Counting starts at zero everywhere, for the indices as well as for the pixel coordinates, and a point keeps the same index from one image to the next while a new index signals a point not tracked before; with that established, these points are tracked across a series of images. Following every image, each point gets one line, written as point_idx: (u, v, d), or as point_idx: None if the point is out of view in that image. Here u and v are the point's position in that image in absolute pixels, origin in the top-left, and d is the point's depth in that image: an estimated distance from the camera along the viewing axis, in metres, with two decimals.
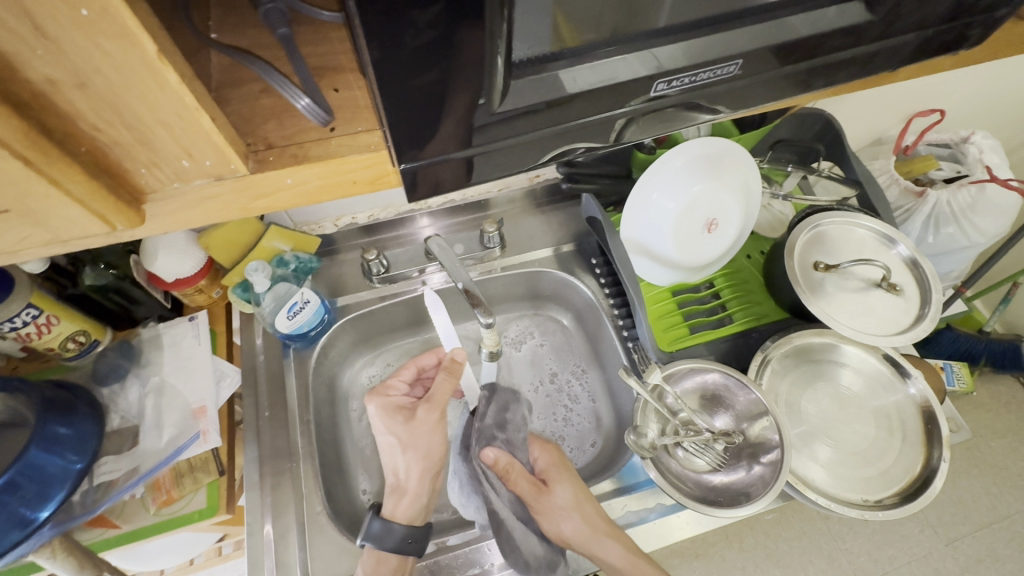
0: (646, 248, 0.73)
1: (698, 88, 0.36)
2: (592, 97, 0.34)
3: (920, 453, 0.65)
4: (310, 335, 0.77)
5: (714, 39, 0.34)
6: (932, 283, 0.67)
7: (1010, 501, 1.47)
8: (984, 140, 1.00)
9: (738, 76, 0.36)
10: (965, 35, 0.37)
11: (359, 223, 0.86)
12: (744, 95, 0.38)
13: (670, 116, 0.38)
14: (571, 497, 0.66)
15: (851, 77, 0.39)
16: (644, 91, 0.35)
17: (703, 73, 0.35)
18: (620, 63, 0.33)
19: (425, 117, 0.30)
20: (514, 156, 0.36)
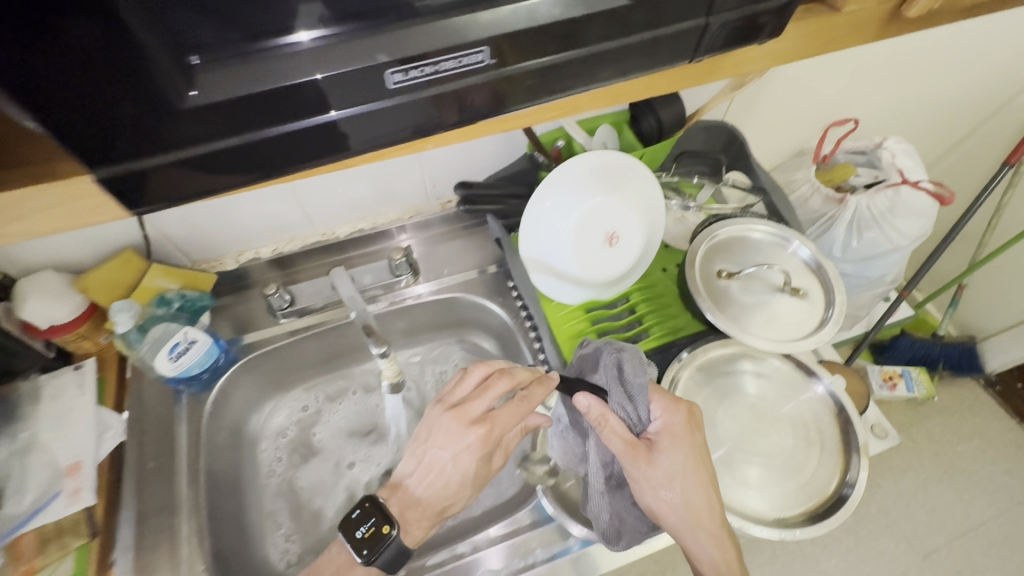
0: (549, 265, 0.71)
1: (446, 81, 0.32)
2: (320, 89, 0.31)
3: (838, 462, 0.63)
4: (204, 377, 0.72)
5: (450, 27, 0.31)
6: (836, 285, 0.66)
7: (985, 508, 1.43)
8: (896, 145, 1.02)
9: (490, 66, 0.32)
10: (756, 23, 0.35)
11: (264, 258, 0.80)
12: (525, 88, 0.35)
13: (436, 118, 0.34)
14: (674, 470, 0.56)
15: (638, 68, 0.36)
16: (379, 86, 0.31)
17: (448, 61, 0.31)
18: (338, 52, 0.30)
19: (112, 114, 0.27)
20: (244, 160, 0.33)
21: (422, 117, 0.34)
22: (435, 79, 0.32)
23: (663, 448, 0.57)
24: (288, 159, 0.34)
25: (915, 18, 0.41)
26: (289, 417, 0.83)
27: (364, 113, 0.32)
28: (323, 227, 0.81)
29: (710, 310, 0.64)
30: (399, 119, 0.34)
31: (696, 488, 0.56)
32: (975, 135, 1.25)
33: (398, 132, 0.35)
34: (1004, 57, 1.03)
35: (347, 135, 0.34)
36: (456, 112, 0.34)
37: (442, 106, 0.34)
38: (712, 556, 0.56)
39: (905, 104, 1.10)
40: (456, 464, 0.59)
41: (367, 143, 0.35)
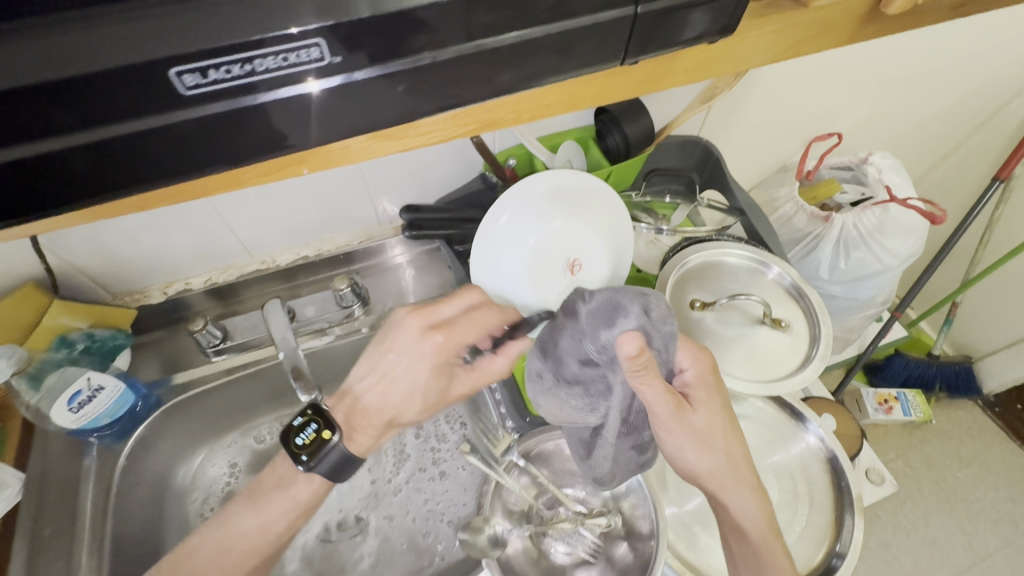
0: (504, 294, 0.64)
1: (265, 84, 0.26)
2: (81, 92, 0.24)
3: (830, 521, 0.55)
4: (118, 425, 0.64)
5: (260, 13, 0.24)
6: (821, 315, 0.60)
7: (988, 539, 1.35)
8: (883, 160, 0.97)
9: (329, 65, 0.26)
10: (694, 15, 0.28)
11: (195, 289, 0.73)
12: (383, 94, 0.28)
13: (264, 132, 0.28)
14: (709, 423, 0.48)
15: (551, 71, 0.29)
16: (165, 90, 0.25)
17: (264, 59, 0.25)
18: (101, 44, 0.23)
19: None
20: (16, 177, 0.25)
21: (244, 131, 0.27)
22: (249, 84, 0.26)
23: (694, 402, 0.48)
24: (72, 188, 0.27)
25: (895, 15, 0.35)
26: (225, 467, 0.75)
27: (161, 127, 0.26)
28: (262, 254, 0.74)
29: None
30: (207, 133, 0.27)
31: (729, 442, 0.49)
32: (963, 148, 1.20)
33: (220, 150, 0.28)
34: (992, 68, 0.98)
35: (147, 155, 0.27)
36: (289, 126, 0.28)
37: (269, 116, 0.27)
38: (755, 514, 0.49)
39: (890, 115, 1.04)
40: (407, 375, 0.52)
41: (182, 167, 0.28)
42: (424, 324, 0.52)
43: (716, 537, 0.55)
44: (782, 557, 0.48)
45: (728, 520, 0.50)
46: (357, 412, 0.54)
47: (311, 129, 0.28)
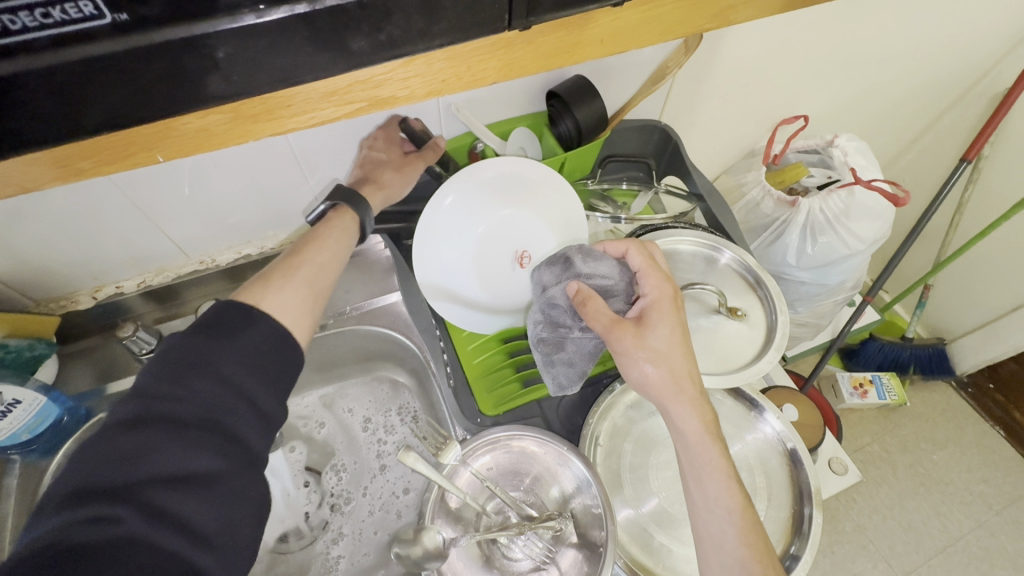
0: (448, 289, 0.61)
1: (24, 49, 0.19)
2: None
3: (787, 517, 0.53)
4: (39, 443, 0.60)
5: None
6: (778, 304, 0.57)
7: (961, 519, 1.36)
8: (848, 142, 0.95)
9: (129, 26, 0.20)
10: None
11: (128, 293, 0.69)
12: (205, 67, 0.22)
13: (39, 107, 0.21)
14: (665, 343, 0.47)
15: (425, 43, 0.25)
16: None
17: (12, 17, 0.18)
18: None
19: None
20: None
21: (18, 108, 0.21)
22: (4, 49, 0.19)
23: (652, 322, 0.48)
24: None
25: None
26: None
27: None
28: (198, 254, 0.70)
29: None
30: None
31: (680, 359, 0.47)
32: (934, 129, 1.19)
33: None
34: (960, 45, 0.96)
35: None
36: (74, 100, 0.21)
37: (42, 95, 0.21)
38: (694, 428, 0.46)
39: (858, 97, 1.02)
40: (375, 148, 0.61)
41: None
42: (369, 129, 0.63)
43: (671, 538, 0.53)
44: (722, 473, 0.46)
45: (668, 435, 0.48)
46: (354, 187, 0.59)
47: (107, 104, 0.22)
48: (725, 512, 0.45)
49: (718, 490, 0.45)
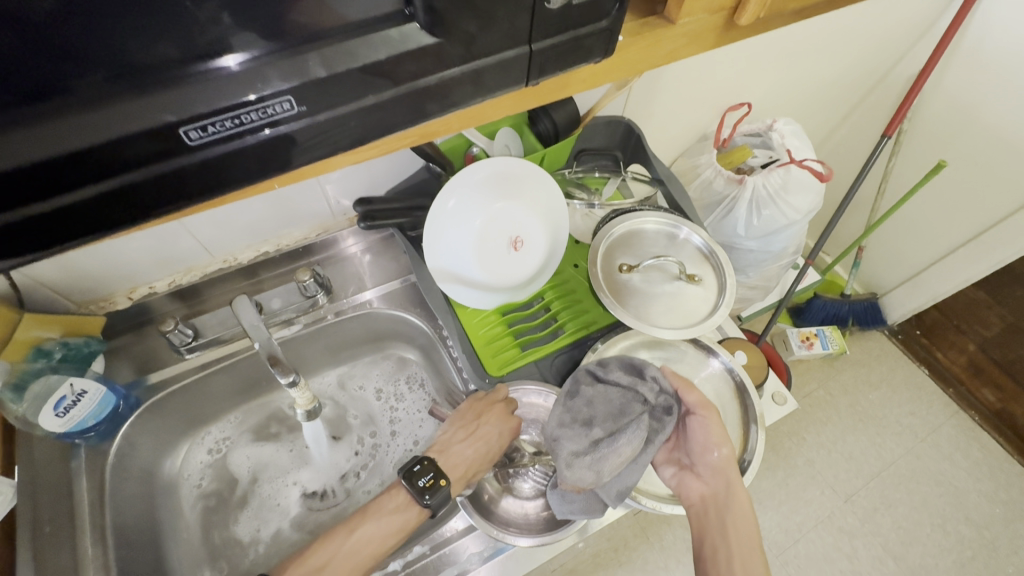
0: (456, 274, 0.71)
1: (244, 137, 0.29)
2: (107, 157, 0.27)
3: (738, 436, 0.67)
4: (100, 428, 0.68)
5: (244, 75, 0.27)
6: (726, 269, 0.71)
7: (893, 447, 1.58)
8: (785, 126, 1.09)
9: (304, 112, 0.30)
10: (585, 48, 0.34)
11: (160, 292, 0.76)
12: (342, 134, 0.32)
13: (239, 175, 0.31)
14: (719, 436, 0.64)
15: (472, 102, 0.34)
16: (173, 147, 0.28)
17: (246, 116, 0.28)
18: (106, 120, 0.26)
19: None
20: (39, 236, 0.28)
21: (231, 171, 0.30)
22: (237, 134, 0.29)
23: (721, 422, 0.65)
24: (72, 234, 0.29)
25: (746, 26, 0.44)
26: (205, 458, 0.80)
27: (155, 179, 0.28)
28: (222, 254, 0.78)
29: (612, 306, 0.66)
30: (208, 175, 0.30)
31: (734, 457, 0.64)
32: (860, 107, 1.35)
33: (200, 191, 0.31)
34: (875, 35, 1.11)
35: (139, 201, 0.29)
36: (266, 164, 0.31)
37: (248, 163, 0.30)
38: (744, 511, 0.62)
39: (791, 84, 1.16)
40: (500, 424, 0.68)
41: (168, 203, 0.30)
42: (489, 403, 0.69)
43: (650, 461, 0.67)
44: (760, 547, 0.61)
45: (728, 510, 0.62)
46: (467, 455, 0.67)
47: (281, 161, 0.31)
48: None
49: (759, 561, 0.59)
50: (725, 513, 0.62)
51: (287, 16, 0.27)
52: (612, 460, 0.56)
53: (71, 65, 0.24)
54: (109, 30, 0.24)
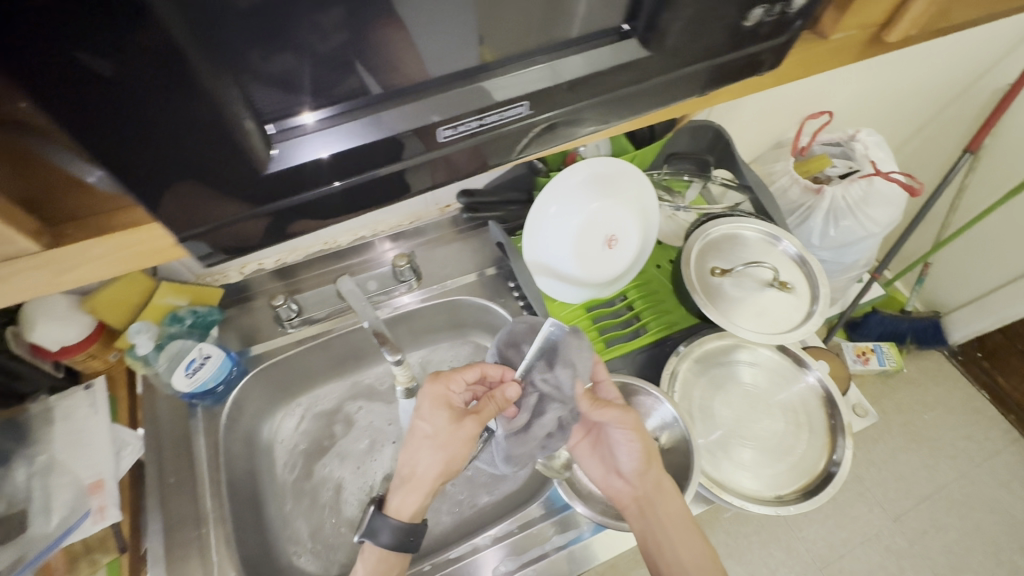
0: (550, 268, 0.74)
1: (375, 168, 0.34)
2: (383, 148, 0.33)
3: (825, 443, 0.68)
4: (219, 391, 0.73)
5: (468, 92, 0.32)
6: (820, 279, 0.71)
7: (946, 471, 1.53)
8: (868, 137, 1.08)
9: (528, 116, 0.35)
10: (759, 61, 0.37)
11: (268, 268, 0.82)
12: (471, 159, 0.37)
13: (368, 196, 0.36)
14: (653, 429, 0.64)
15: (652, 106, 0.39)
16: (430, 141, 0.34)
17: (492, 115, 0.34)
18: (390, 115, 0.32)
19: (224, 187, 0.30)
20: (314, 209, 0.35)
21: (456, 160, 0.36)
22: (478, 131, 0.34)
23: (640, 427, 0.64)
24: (337, 207, 0.36)
25: (894, 42, 0.45)
26: (296, 426, 0.83)
27: (408, 166, 0.35)
28: (325, 236, 0.83)
29: (704, 305, 0.68)
30: (442, 163, 0.36)
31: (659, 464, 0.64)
32: (936, 121, 1.32)
33: (322, 213, 0.36)
34: (967, 48, 1.09)
35: (389, 183, 0.36)
36: (485, 154, 0.37)
37: (473, 153, 0.36)
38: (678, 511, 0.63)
39: (873, 94, 1.15)
40: (432, 416, 0.58)
41: (407, 184, 0.37)
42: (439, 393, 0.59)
43: (737, 462, 0.67)
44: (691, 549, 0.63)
45: (661, 514, 0.63)
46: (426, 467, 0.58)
47: (492, 152, 0.37)
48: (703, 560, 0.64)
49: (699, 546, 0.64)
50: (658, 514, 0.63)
51: (493, 37, 0.31)
52: (526, 401, 0.59)
53: (376, 71, 0.30)
54: (416, 43, 0.29)
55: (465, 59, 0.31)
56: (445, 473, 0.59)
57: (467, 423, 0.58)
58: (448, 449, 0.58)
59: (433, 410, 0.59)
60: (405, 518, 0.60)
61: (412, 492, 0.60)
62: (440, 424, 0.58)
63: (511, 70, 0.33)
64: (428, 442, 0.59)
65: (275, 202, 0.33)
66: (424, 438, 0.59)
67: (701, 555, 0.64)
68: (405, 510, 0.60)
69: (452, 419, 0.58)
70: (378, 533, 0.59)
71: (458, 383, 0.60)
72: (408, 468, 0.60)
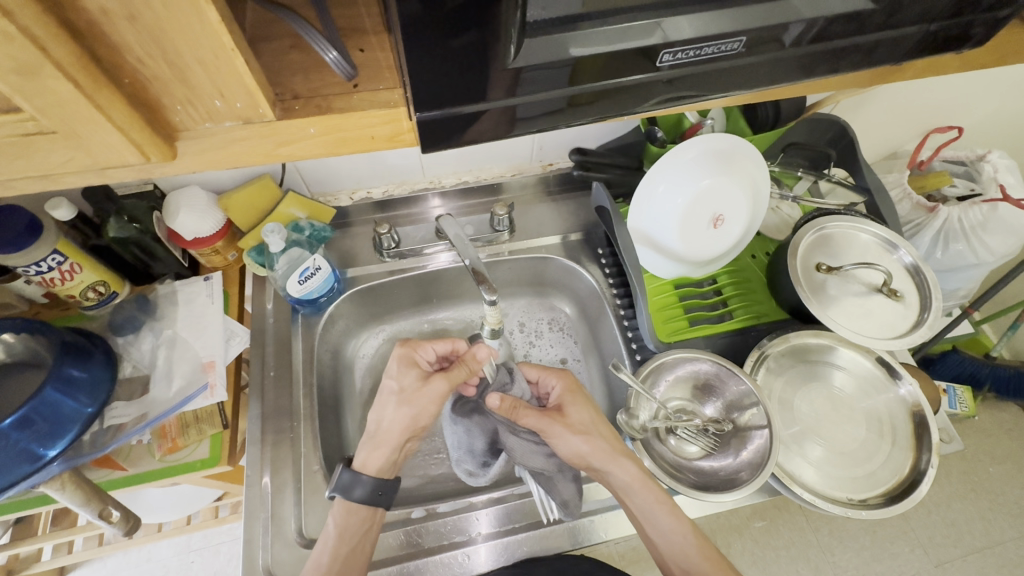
0: (651, 239, 0.75)
1: (582, 86, 0.35)
2: (604, 62, 0.34)
3: (908, 457, 0.66)
4: (319, 302, 0.79)
5: (698, 20, 0.34)
6: (934, 291, 0.68)
7: (1004, 527, 1.33)
8: (1000, 159, 0.99)
9: (740, 54, 0.36)
10: (968, 32, 0.38)
11: (374, 198, 0.86)
12: (560, 113, 0.37)
13: (495, 127, 0.37)
14: (587, 420, 0.66)
15: (852, 66, 0.39)
16: (646, 64, 0.35)
17: (709, 47, 0.35)
18: (625, 30, 0.33)
19: (460, 78, 0.32)
20: (512, 120, 0.37)
21: (649, 92, 0.37)
22: (686, 63, 0.36)
23: (569, 409, 0.67)
24: (533, 124, 0.38)
25: None
26: (378, 347, 0.89)
27: (610, 89, 0.36)
28: (432, 175, 0.86)
29: (806, 298, 0.67)
30: (639, 92, 0.37)
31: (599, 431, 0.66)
32: None
33: (468, 136, 0.37)
34: None
35: (586, 107, 0.37)
36: (681, 88, 0.38)
37: (671, 87, 0.37)
38: (633, 473, 0.64)
39: (1011, 114, 1.07)
40: (400, 374, 0.67)
41: (602, 114, 0.38)
42: (410, 356, 0.69)
43: (808, 458, 0.67)
44: (669, 511, 0.62)
45: (620, 488, 0.64)
46: (387, 420, 0.66)
47: (686, 91, 0.38)
48: (681, 537, 0.62)
49: (671, 522, 0.62)
50: (618, 485, 0.64)
51: None
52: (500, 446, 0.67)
53: None
54: None
55: (569, 5, 0.31)
56: (410, 424, 0.65)
57: (434, 381, 0.66)
58: (414, 403, 0.66)
59: (403, 371, 0.68)
60: (371, 473, 0.64)
61: (381, 447, 0.65)
62: (405, 380, 0.67)
63: (611, 24, 0.33)
64: (395, 396, 0.66)
65: (488, 103, 0.34)
66: (390, 395, 0.67)
67: (672, 530, 0.62)
68: (369, 467, 0.65)
69: (419, 378, 0.67)
70: (350, 490, 0.62)
71: (427, 351, 0.69)
72: (380, 426, 0.66)
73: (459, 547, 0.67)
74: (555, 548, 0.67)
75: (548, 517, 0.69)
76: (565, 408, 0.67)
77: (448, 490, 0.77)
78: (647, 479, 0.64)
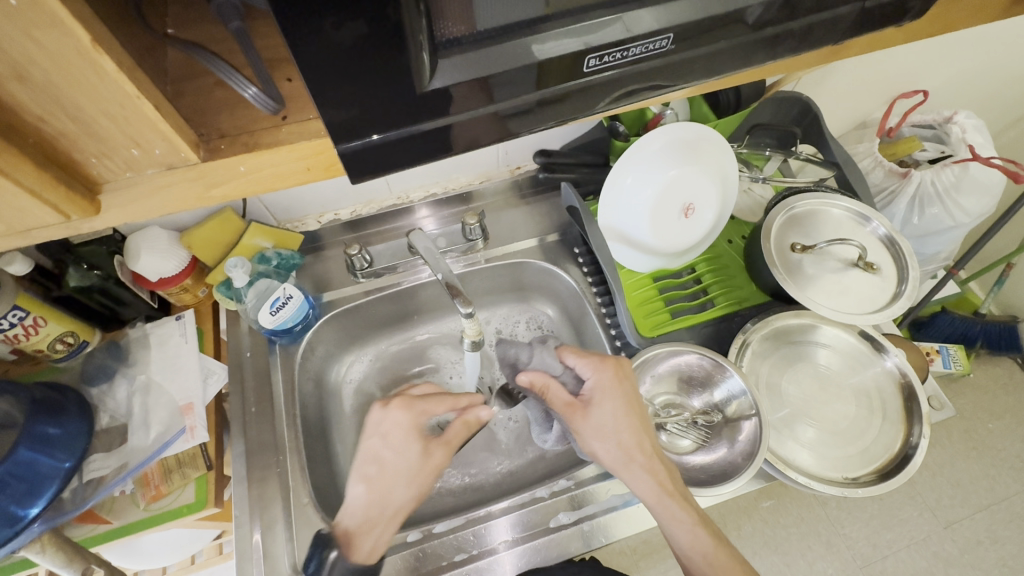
0: (623, 233, 0.74)
1: (517, 98, 0.34)
2: (533, 73, 0.33)
3: (899, 431, 0.66)
4: (295, 331, 0.77)
5: (618, 20, 0.33)
6: (910, 261, 0.68)
7: (1009, 481, 1.32)
8: (967, 119, 1.00)
9: (670, 51, 0.35)
10: (906, 7, 0.37)
11: (343, 219, 0.85)
12: (498, 128, 0.36)
13: (423, 153, 0.35)
14: (609, 422, 0.60)
15: (792, 52, 0.38)
16: (574, 70, 0.34)
17: (635, 48, 0.34)
18: (548, 36, 0.32)
19: (384, 105, 0.31)
20: (446, 139, 0.35)
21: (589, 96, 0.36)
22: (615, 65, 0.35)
23: (599, 403, 0.61)
24: (471, 142, 0.36)
25: None
26: (363, 370, 0.88)
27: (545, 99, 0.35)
28: (399, 190, 0.85)
29: (783, 279, 0.67)
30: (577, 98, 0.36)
31: (626, 434, 0.60)
32: None
33: (406, 160, 0.35)
34: None
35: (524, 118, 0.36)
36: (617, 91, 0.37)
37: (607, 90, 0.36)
38: (648, 485, 0.59)
39: (973, 74, 1.07)
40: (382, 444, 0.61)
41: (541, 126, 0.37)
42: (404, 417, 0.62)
43: (800, 442, 0.66)
44: (687, 522, 0.58)
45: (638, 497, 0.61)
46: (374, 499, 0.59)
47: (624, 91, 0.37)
48: (701, 556, 0.58)
49: (691, 538, 0.59)
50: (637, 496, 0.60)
51: None
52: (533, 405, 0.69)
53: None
54: None
55: (483, 20, 0.31)
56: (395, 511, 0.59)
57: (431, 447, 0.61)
58: (417, 474, 0.60)
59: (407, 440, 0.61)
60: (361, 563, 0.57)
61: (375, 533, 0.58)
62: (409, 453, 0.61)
63: (535, 35, 0.32)
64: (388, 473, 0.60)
65: (422, 124, 0.33)
66: (380, 478, 0.60)
67: (691, 547, 0.58)
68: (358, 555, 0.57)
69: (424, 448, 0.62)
70: None
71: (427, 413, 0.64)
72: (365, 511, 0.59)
73: (459, 567, 0.65)
74: (560, 555, 0.66)
75: (547, 526, 0.68)
76: (593, 404, 0.61)
77: (443, 510, 0.76)
78: (664, 495, 0.59)
